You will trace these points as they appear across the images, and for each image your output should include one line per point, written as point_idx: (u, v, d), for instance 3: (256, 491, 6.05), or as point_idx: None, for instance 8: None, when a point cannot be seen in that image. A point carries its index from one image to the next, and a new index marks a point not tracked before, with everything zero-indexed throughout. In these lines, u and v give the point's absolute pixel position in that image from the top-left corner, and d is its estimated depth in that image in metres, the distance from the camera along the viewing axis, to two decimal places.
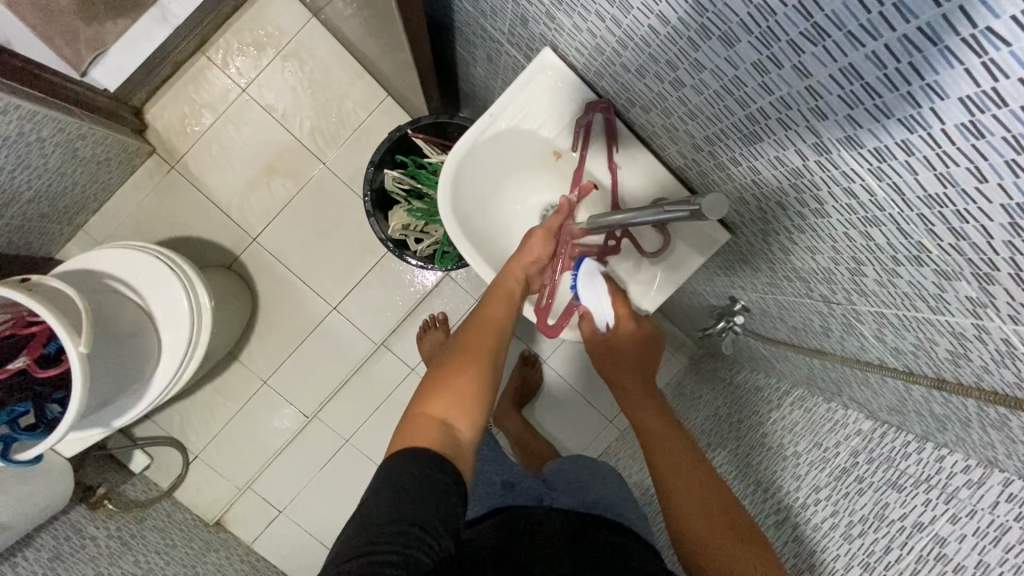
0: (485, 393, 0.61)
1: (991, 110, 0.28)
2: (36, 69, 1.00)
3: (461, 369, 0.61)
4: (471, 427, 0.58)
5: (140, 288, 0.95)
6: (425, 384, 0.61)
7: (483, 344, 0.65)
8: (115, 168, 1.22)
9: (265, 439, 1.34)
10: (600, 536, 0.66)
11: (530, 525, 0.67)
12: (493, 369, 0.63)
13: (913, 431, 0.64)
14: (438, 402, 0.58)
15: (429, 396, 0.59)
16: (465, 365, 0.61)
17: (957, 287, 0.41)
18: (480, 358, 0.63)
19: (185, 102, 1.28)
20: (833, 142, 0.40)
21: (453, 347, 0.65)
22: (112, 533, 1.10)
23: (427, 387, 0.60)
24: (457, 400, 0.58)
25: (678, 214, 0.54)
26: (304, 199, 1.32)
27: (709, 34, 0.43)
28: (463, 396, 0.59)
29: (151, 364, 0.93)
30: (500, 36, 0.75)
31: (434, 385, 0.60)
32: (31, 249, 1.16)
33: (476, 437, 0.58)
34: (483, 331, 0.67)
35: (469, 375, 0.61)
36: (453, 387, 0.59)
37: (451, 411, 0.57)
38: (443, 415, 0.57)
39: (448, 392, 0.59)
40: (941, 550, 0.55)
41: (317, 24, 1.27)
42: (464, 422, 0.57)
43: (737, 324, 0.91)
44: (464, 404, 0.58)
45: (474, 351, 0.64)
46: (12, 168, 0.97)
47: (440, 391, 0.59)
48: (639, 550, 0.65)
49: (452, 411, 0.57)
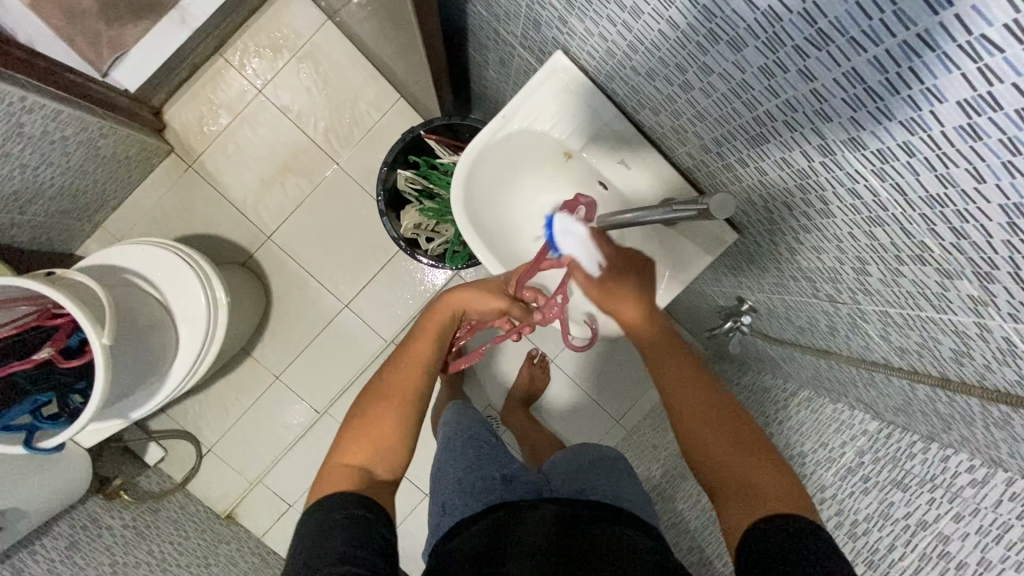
0: (405, 439, 0.68)
1: (987, 113, 0.30)
2: (61, 70, 1.04)
3: (382, 415, 0.68)
4: (390, 471, 0.66)
5: (157, 284, 0.97)
6: (344, 431, 0.68)
7: (407, 385, 0.71)
8: (135, 167, 1.25)
9: (276, 434, 1.36)
10: (596, 529, 0.67)
11: (525, 519, 0.68)
12: (416, 409, 0.70)
13: (918, 431, 0.65)
14: (356, 452, 0.65)
15: (348, 447, 0.66)
16: (386, 411, 0.68)
17: (959, 285, 0.42)
18: (402, 401, 0.70)
19: (202, 103, 1.31)
20: (837, 143, 0.42)
21: (376, 387, 0.71)
22: (127, 522, 1.12)
23: (348, 437, 0.67)
24: (376, 450, 0.66)
25: (686, 213, 0.55)
26: (317, 198, 1.34)
27: (717, 38, 0.44)
28: (382, 446, 0.66)
29: (168, 357, 0.96)
30: (513, 39, 0.77)
31: (354, 433, 0.67)
32: (52, 245, 1.19)
33: (395, 478, 0.66)
34: (408, 370, 0.73)
35: (389, 422, 0.68)
36: (373, 435, 0.66)
37: (370, 458, 0.65)
38: (364, 463, 0.65)
39: (368, 441, 0.66)
40: (944, 548, 0.56)
41: (332, 26, 1.29)
42: (383, 470, 0.65)
43: (744, 324, 0.92)
44: (384, 450, 0.66)
45: (396, 393, 0.70)
46: (36, 164, 1.00)
47: (360, 439, 0.66)
48: (633, 536, 0.66)
49: (374, 461, 0.65)
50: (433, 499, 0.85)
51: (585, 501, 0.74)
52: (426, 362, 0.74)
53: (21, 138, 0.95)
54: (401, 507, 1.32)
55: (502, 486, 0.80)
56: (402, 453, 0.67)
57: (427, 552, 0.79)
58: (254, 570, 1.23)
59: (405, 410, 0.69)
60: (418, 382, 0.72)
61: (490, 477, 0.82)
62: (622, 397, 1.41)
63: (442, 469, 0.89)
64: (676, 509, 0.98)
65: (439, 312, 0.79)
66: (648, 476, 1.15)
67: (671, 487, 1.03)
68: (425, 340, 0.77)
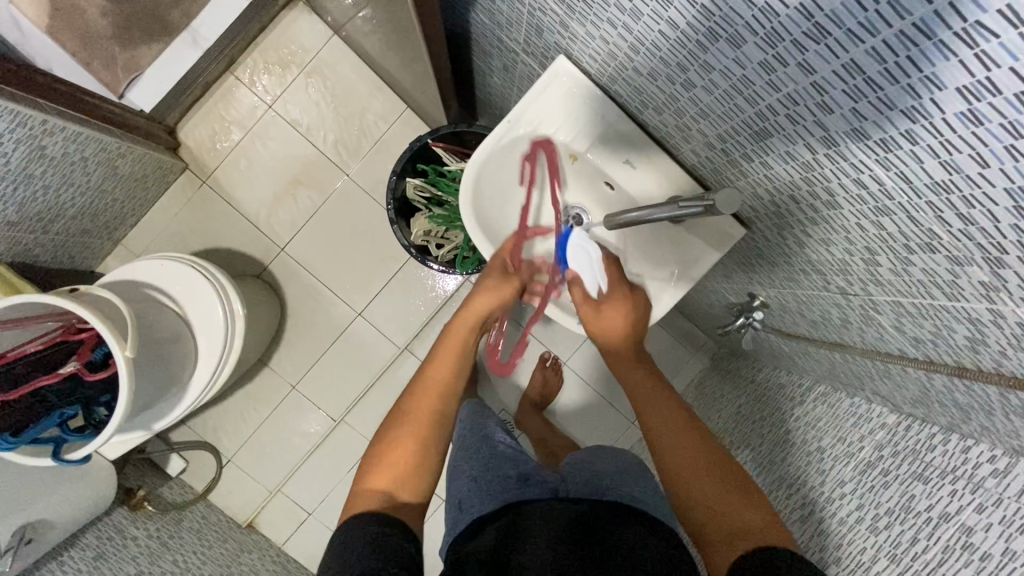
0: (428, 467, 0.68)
1: (987, 98, 0.30)
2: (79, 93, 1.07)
3: (403, 437, 0.68)
4: (414, 492, 0.65)
5: (178, 298, 1.00)
6: (369, 454, 0.69)
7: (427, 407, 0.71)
8: (151, 185, 1.28)
9: (294, 442, 1.38)
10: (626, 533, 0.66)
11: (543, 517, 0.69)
12: (435, 434, 0.70)
13: (938, 422, 0.64)
14: (380, 474, 0.65)
15: (372, 472, 0.66)
16: (406, 434, 0.68)
17: (969, 271, 0.42)
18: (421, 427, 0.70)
19: (214, 120, 1.34)
20: (840, 135, 0.42)
21: (399, 408, 0.72)
22: (151, 533, 1.14)
23: (371, 459, 0.68)
24: (400, 476, 0.66)
25: (692, 210, 0.56)
26: (329, 209, 1.36)
27: (716, 36, 0.45)
28: (407, 472, 0.66)
29: (188, 368, 0.98)
30: (515, 46, 0.78)
31: (379, 460, 0.67)
32: (74, 263, 1.23)
33: (419, 500, 0.66)
34: (430, 390, 0.73)
35: (408, 445, 0.68)
36: (394, 458, 0.67)
37: (393, 479, 0.65)
38: (386, 484, 0.65)
39: (393, 468, 0.66)
40: (967, 540, 0.55)
41: (338, 41, 1.32)
42: (408, 495, 0.65)
43: (756, 320, 0.92)
44: (406, 474, 0.66)
45: (416, 416, 0.71)
46: (57, 186, 1.04)
47: (382, 462, 0.67)
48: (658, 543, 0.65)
49: (399, 486, 0.65)
50: (449, 499, 0.87)
51: (611, 504, 0.73)
52: (445, 383, 0.74)
53: (42, 161, 0.98)
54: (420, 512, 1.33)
55: (515, 486, 0.81)
56: (424, 476, 0.67)
57: (444, 552, 0.80)
58: None
59: (426, 434, 0.69)
60: (437, 404, 0.72)
61: (506, 477, 0.83)
62: None
63: (458, 470, 0.90)
64: None
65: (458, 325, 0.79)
66: None
67: None
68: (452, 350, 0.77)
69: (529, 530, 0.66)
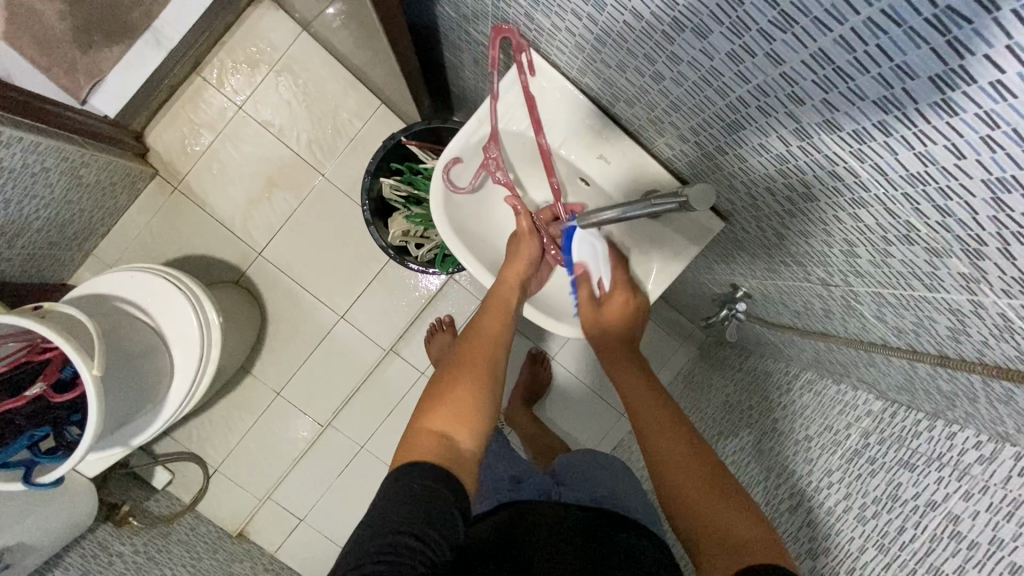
0: (488, 408, 0.62)
1: (961, 87, 0.28)
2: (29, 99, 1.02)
3: (460, 378, 0.64)
4: (470, 437, 0.59)
5: (149, 309, 0.97)
6: (424, 402, 0.63)
7: (481, 353, 0.68)
8: (120, 193, 1.25)
9: (281, 449, 1.36)
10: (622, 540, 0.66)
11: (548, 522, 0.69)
12: (494, 379, 0.65)
13: (923, 409, 0.64)
14: (438, 416, 0.60)
15: (430, 411, 0.60)
16: (464, 376, 0.64)
17: (949, 263, 0.41)
18: (479, 372, 0.65)
19: (184, 124, 1.30)
20: (812, 127, 0.40)
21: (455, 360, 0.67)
22: (138, 548, 1.12)
23: (427, 403, 0.62)
24: (457, 415, 0.60)
25: (666, 206, 0.54)
26: (306, 211, 1.33)
27: (682, 26, 0.43)
28: (465, 412, 0.60)
29: (164, 381, 0.95)
30: (483, 39, 0.76)
31: (435, 399, 0.62)
32: (44, 276, 1.19)
33: (477, 448, 0.59)
34: (482, 341, 0.69)
35: (467, 388, 0.63)
36: (454, 399, 0.61)
37: (451, 422, 0.59)
38: (442, 429, 0.59)
39: (452, 407, 0.61)
40: (955, 528, 0.55)
41: (307, 37, 1.28)
42: (464, 437, 0.59)
43: (739, 311, 0.92)
44: (466, 416, 0.60)
45: (471, 365, 0.66)
46: (19, 199, 1.00)
47: (443, 405, 0.61)
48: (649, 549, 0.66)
49: (454, 424, 0.59)
50: None
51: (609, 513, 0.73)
52: (498, 335, 0.71)
53: (2, 173, 0.94)
54: None
55: (505, 489, 0.82)
56: (483, 414, 0.61)
57: None
58: None
59: (486, 375, 0.65)
60: (492, 353, 0.68)
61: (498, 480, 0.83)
62: None
63: None
64: None
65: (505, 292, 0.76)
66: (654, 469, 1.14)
67: None
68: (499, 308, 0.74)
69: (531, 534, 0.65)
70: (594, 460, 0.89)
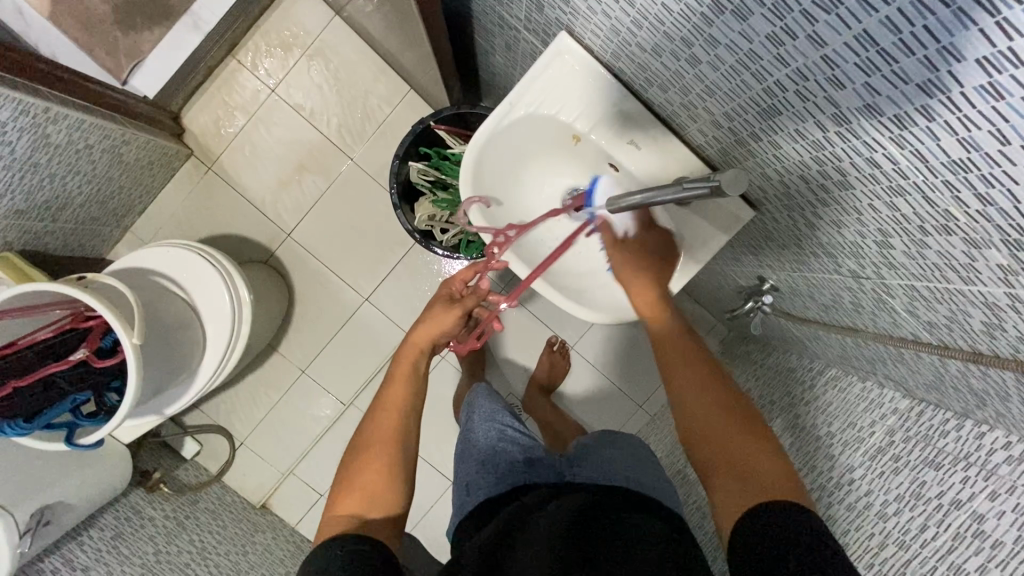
0: (398, 481, 0.70)
1: (1009, 70, 0.28)
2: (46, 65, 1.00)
3: (368, 464, 0.70)
4: (386, 512, 0.68)
5: (183, 284, 1.00)
6: (337, 489, 0.70)
7: (386, 429, 0.73)
8: (157, 171, 1.28)
9: (304, 426, 1.40)
10: (642, 521, 0.66)
11: (545, 513, 0.68)
12: (402, 451, 0.72)
13: (953, 408, 0.62)
14: (349, 505, 0.67)
15: (342, 499, 0.68)
16: (372, 461, 0.70)
17: (987, 255, 0.40)
18: (388, 451, 0.71)
19: (219, 106, 1.33)
20: (852, 111, 0.40)
21: (357, 448, 0.73)
22: (168, 513, 1.17)
23: (340, 491, 0.69)
24: (368, 497, 0.68)
25: (697, 192, 0.55)
26: (334, 194, 1.36)
27: (722, 8, 0.43)
28: (374, 492, 0.68)
29: (196, 352, 0.99)
30: (517, 23, 0.76)
31: (345, 489, 0.69)
32: (84, 251, 1.24)
33: (394, 514, 0.68)
34: (384, 416, 0.75)
35: (377, 471, 0.70)
36: (363, 485, 0.68)
37: (364, 505, 0.67)
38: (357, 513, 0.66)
39: (362, 492, 0.68)
40: (979, 527, 0.54)
41: (340, 22, 1.30)
42: (377, 513, 0.67)
43: (766, 304, 0.89)
44: (374, 498, 0.68)
45: (377, 448, 0.72)
46: (64, 173, 1.04)
47: (352, 492, 0.68)
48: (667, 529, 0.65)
49: (366, 507, 0.67)
50: (457, 479, 0.89)
51: (619, 491, 0.74)
52: (402, 402, 0.76)
53: (48, 149, 0.98)
54: (428, 493, 1.36)
55: (520, 470, 0.82)
56: (395, 492, 0.69)
57: (452, 529, 0.83)
58: (288, 557, 1.27)
59: (392, 451, 0.72)
60: (398, 423, 0.74)
61: (515, 459, 0.84)
62: (646, 381, 1.40)
63: (467, 452, 0.92)
64: (699, 497, 0.97)
65: (406, 354, 0.81)
66: (672, 460, 1.14)
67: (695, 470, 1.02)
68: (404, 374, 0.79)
69: (525, 534, 0.65)
70: (611, 447, 0.89)
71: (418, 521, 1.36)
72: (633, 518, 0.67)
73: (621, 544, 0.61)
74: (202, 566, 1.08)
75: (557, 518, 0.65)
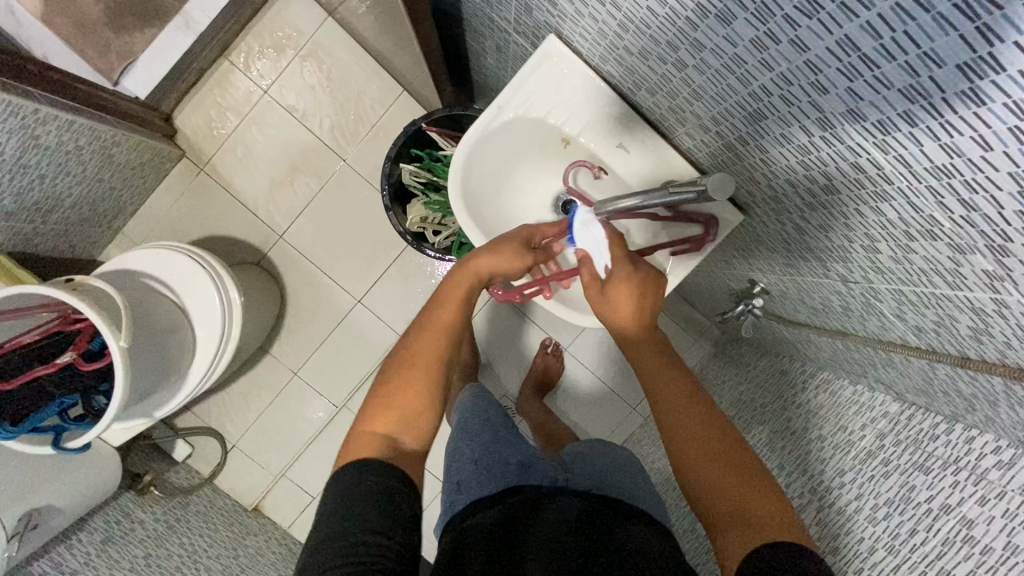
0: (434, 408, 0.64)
1: (990, 76, 0.28)
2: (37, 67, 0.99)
3: (407, 382, 0.63)
4: (418, 439, 0.62)
5: (173, 286, 0.99)
6: (371, 399, 0.64)
7: (432, 351, 0.65)
8: (148, 172, 1.28)
9: (296, 428, 1.39)
10: (637, 531, 0.66)
11: (534, 522, 0.66)
12: (442, 375, 0.65)
13: (942, 412, 0.61)
14: (383, 422, 0.61)
15: (374, 414, 0.62)
16: (411, 378, 0.64)
17: (972, 260, 0.40)
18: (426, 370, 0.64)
19: (211, 107, 1.32)
20: (836, 116, 0.40)
21: (398, 359, 0.66)
22: (159, 517, 1.17)
23: (377, 400, 0.63)
24: (403, 417, 0.62)
25: (685, 195, 0.55)
26: (326, 196, 1.35)
27: (706, 13, 0.43)
28: (410, 411, 0.62)
29: (184, 355, 0.98)
30: (506, 25, 0.76)
31: (381, 401, 0.63)
32: (75, 252, 1.23)
33: (423, 447, 0.63)
34: (431, 336, 0.66)
35: (416, 388, 0.63)
36: (398, 403, 0.62)
37: (398, 426, 0.61)
38: (391, 432, 0.61)
39: (396, 409, 0.62)
40: (968, 533, 0.54)
41: (333, 23, 1.30)
42: (411, 438, 0.62)
43: (756, 307, 0.88)
44: (410, 421, 0.62)
45: (417, 365, 0.64)
46: (54, 174, 1.04)
47: (389, 408, 0.62)
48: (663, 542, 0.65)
49: (402, 427, 0.61)
50: (447, 483, 0.89)
51: (612, 499, 0.73)
52: (451, 326, 0.67)
53: (38, 149, 0.97)
54: (421, 496, 1.35)
55: (514, 473, 0.80)
56: (429, 421, 0.63)
57: (442, 533, 0.82)
58: (280, 560, 1.27)
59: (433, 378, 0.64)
60: (443, 345, 0.66)
61: (506, 462, 0.84)
62: (640, 384, 1.39)
63: (457, 455, 0.92)
64: None
65: (461, 277, 0.70)
66: (665, 463, 1.14)
67: None
68: (455, 298, 0.69)
69: (515, 538, 0.64)
70: (602, 450, 0.89)
71: None
72: (630, 527, 0.66)
73: (622, 556, 0.61)
74: (193, 569, 1.07)
75: (557, 529, 0.64)
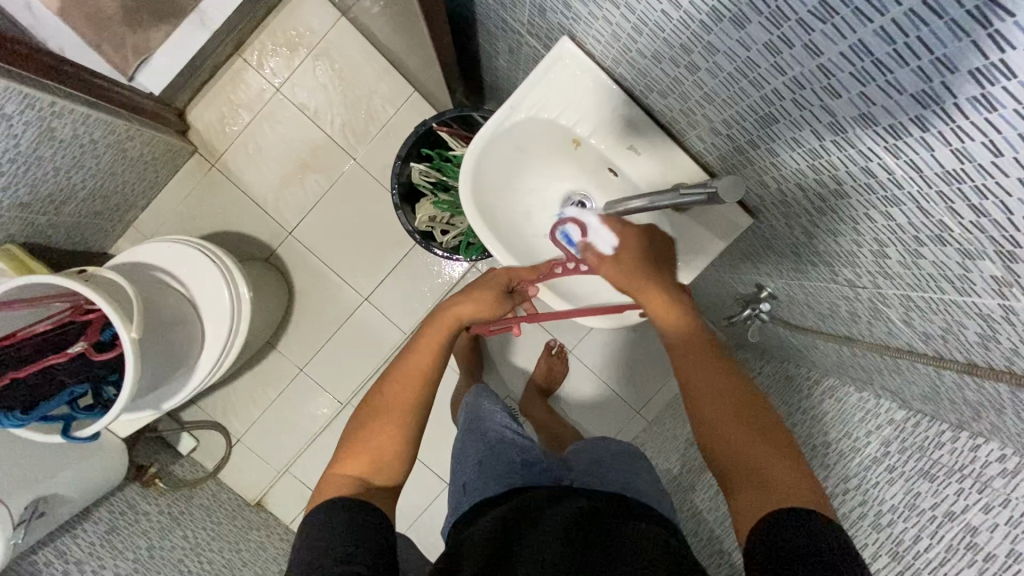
0: (406, 451, 0.68)
1: (1001, 82, 0.28)
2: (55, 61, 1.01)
3: (379, 427, 0.67)
4: (389, 479, 0.66)
5: (183, 279, 1.01)
6: (343, 444, 0.68)
7: (403, 399, 0.69)
8: (160, 167, 1.29)
9: (301, 424, 1.40)
10: (635, 527, 0.66)
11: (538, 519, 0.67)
12: (414, 421, 0.69)
13: (948, 419, 0.61)
14: (353, 464, 0.65)
15: (347, 456, 0.66)
16: (383, 424, 0.68)
17: (981, 266, 0.40)
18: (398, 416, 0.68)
19: (223, 103, 1.34)
20: (848, 120, 0.40)
21: (370, 407, 0.70)
22: (163, 509, 1.17)
23: (349, 445, 0.67)
24: (374, 459, 0.66)
25: (695, 199, 0.55)
26: (336, 194, 1.36)
27: (720, 16, 0.44)
28: (380, 455, 0.66)
29: (193, 348, 0.99)
30: (519, 27, 0.77)
31: (353, 444, 0.67)
32: (86, 244, 1.25)
33: (394, 486, 0.67)
34: (404, 383, 0.70)
35: (387, 434, 0.67)
36: (371, 448, 0.66)
37: (369, 469, 0.65)
38: (361, 474, 0.65)
39: (367, 453, 0.66)
40: (972, 540, 0.54)
41: (346, 23, 1.31)
42: (381, 479, 0.66)
43: (763, 311, 0.90)
44: (380, 463, 0.66)
45: (387, 414, 0.69)
46: (69, 167, 1.05)
47: (359, 451, 0.66)
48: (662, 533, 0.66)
49: (372, 470, 0.65)
50: (452, 481, 0.89)
51: (614, 496, 0.74)
52: (424, 373, 0.71)
53: (53, 142, 0.99)
54: (423, 495, 1.36)
55: (517, 472, 0.81)
56: (400, 463, 0.67)
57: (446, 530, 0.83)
58: (281, 556, 1.27)
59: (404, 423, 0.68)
60: (415, 396, 0.70)
61: (510, 461, 0.84)
62: (645, 387, 1.40)
63: (462, 453, 0.92)
64: (692, 504, 0.97)
65: (436, 327, 0.75)
66: (668, 467, 1.14)
67: (690, 476, 1.02)
68: (428, 345, 0.73)
69: (518, 535, 0.65)
70: (606, 451, 0.89)
71: (413, 522, 1.36)
72: (629, 522, 0.67)
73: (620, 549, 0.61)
74: (196, 562, 1.08)
75: (557, 524, 0.65)
